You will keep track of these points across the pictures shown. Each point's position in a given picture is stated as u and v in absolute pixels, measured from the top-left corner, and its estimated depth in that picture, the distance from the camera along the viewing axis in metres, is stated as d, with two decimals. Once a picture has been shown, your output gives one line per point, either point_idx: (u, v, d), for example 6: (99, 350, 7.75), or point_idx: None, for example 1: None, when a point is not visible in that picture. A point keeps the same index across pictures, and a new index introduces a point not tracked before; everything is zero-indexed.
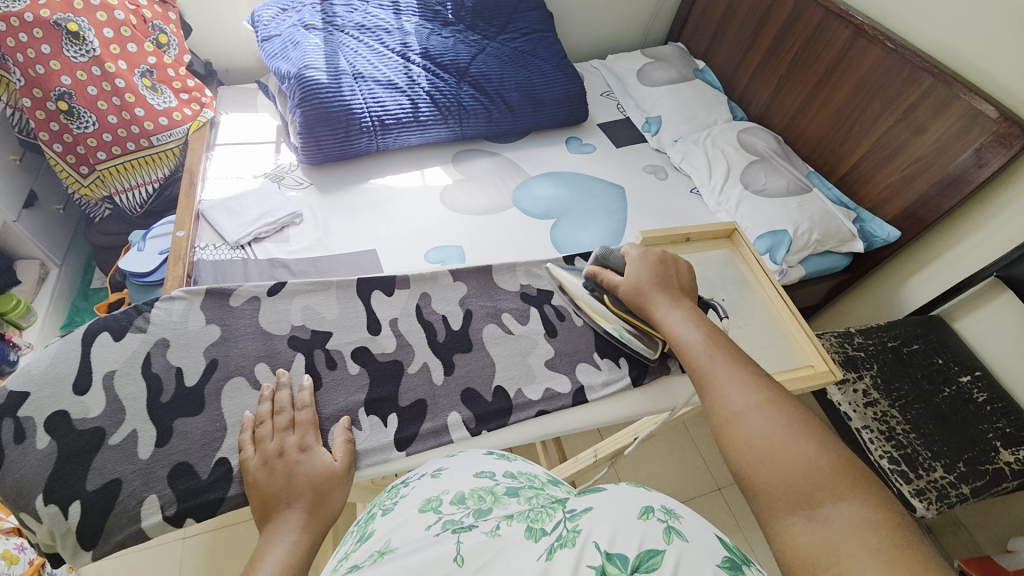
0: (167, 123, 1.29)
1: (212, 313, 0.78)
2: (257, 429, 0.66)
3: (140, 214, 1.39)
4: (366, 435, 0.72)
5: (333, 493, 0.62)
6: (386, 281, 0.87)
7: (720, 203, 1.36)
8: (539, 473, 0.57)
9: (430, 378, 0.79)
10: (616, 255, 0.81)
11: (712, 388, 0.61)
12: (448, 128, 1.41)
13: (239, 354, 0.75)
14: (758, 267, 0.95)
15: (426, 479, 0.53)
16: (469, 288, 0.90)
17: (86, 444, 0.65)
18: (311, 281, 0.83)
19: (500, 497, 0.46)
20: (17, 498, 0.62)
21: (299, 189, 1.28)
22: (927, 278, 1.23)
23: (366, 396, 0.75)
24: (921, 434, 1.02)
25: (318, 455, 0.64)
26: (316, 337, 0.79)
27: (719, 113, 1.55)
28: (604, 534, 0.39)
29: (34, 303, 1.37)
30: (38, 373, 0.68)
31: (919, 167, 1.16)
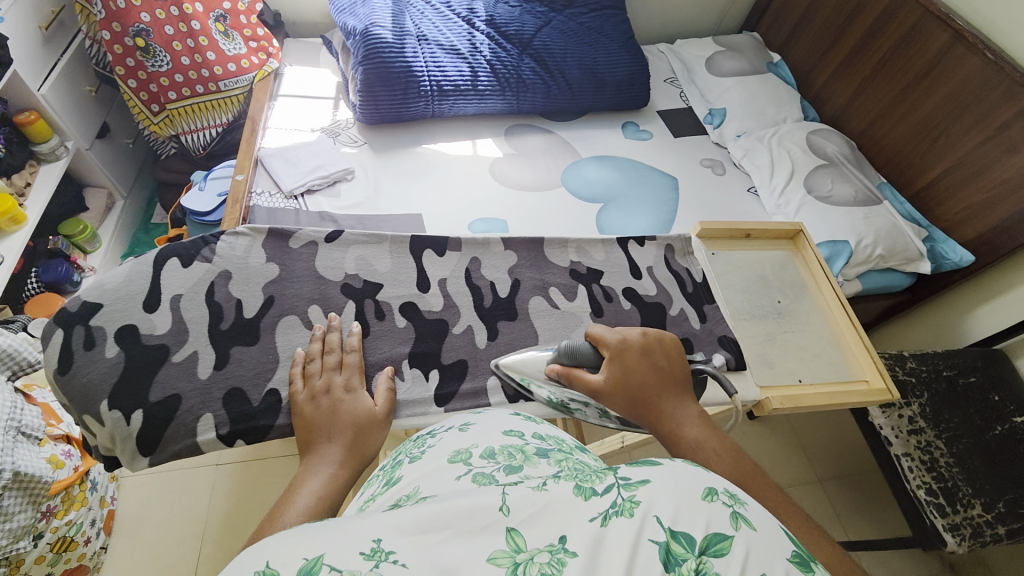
0: (235, 70, 1.32)
1: (272, 252, 0.80)
2: (306, 366, 0.70)
3: (202, 155, 1.44)
4: (407, 387, 0.74)
5: (373, 432, 0.65)
6: (438, 242, 0.87)
7: (779, 206, 1.29)
8: (566, 439, 0.56)
9: (473, 342, 0.79)
10: (584, 347, 0.71)
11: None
12: (504, 100, 1.39)
13: (294, 294, 0.77)
14: (820, 272, 0.90)
15: (454, 431, 0.55)
16: (519, 258, 0.89)
17: (152, 358, 0.69)
18: (366, 232, 0.84)
19: (531, 457, 0.47)
20: (86, 400, 0.67)
21: (354, 146, 1.29)
22: (993, 309, 1.15)
23: (410, 349, 0.77)
24: (965, 469, 0.96)
25: (360, 398, 0.68)
26: (367, 287, 0.80)
27: (790, 111, 1.47)
28: (667, 510, 0.36)
29: (100, 231, 1.46)
30: (112, 288, 0.73)
31: (1006, 190, 1.07)
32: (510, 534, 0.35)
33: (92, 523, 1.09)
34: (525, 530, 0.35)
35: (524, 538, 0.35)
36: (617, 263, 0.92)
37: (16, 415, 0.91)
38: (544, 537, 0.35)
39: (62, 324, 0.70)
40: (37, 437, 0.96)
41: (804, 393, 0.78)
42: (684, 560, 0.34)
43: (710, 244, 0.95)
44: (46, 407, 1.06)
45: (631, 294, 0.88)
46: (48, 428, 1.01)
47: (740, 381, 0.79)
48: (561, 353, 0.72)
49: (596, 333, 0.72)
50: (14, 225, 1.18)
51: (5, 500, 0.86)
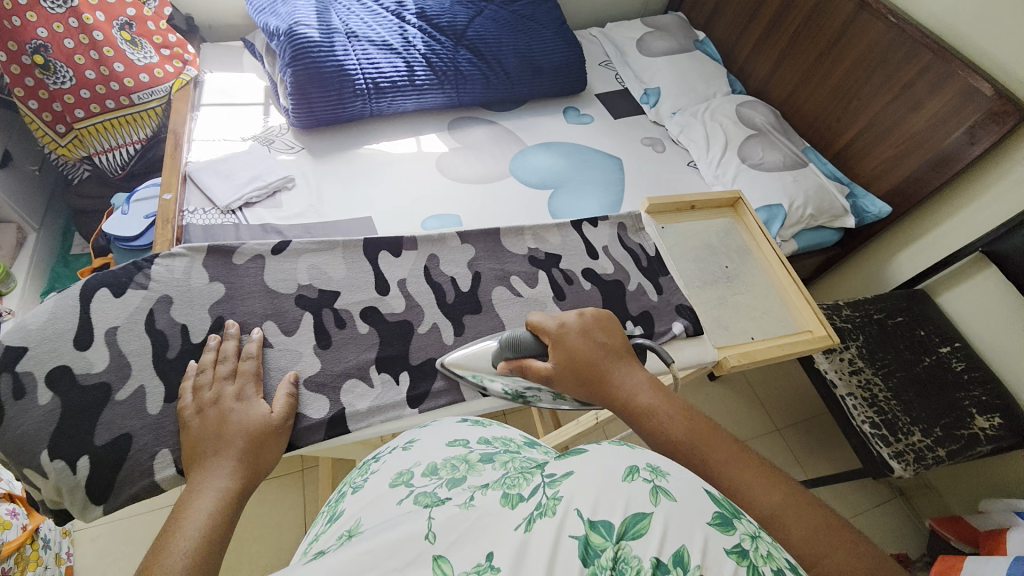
0: (149, 80, 1.23)
1: (216, 271, 0.76)
2: (197, 376, 0.64)
3: (121, 175, 1.34)
4: (377, 393, 0.72)
5: (269, 443, 0.61)
6: (393, 243, 0.85)
7: (717, 176, 1.35)
8: (515, 437, 0.62)
9: (441, 338, 0.79)
10: (525, 337, 0.69)
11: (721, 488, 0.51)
12: (443, 94, 1.37)
13: (245, 312, 0.73)
14: (760, 235, 0.96)
15: (398, 451, 0.59)
16: (477, 250, 0.89)
17: (92, 399, 0.64)
18: (316, 240, 0.81)
19: (475, 464, 0.51)
20: (21, 453, 0.60)
21: (290, 153, 1.23)
22: (912, 254, 1.27)
23: (376, 354, 0.75)
24: (901, 400, 1.06)
25: (255, 404, 0.63)
26: (324, 296, 0.78)
27: (718, 86, 1.54)
28: (586, 502, 0.39)
29: (13, 269, 1.32)
30: (36, 329, 0.66)
31: (914, 143, 1.17)
32: (437, 561, 0.37)
33: None
34: (451, 555, 0.38)
35: (451, 563, 0.37)
36: (573, 245, 0.93)
37: None
38: (472, 557, 0.37)
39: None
40: None
41: (760, 348, 0.83)
42: (603, 549, 0.37)
43: (659, 219, 0.99)
44: None
45: (590, 274, 0.90)
46: None
47: (698, 344, 0.83)
48: (505, 346, 0.69)
49: (535, 319, 0.69)
50: None
51: None
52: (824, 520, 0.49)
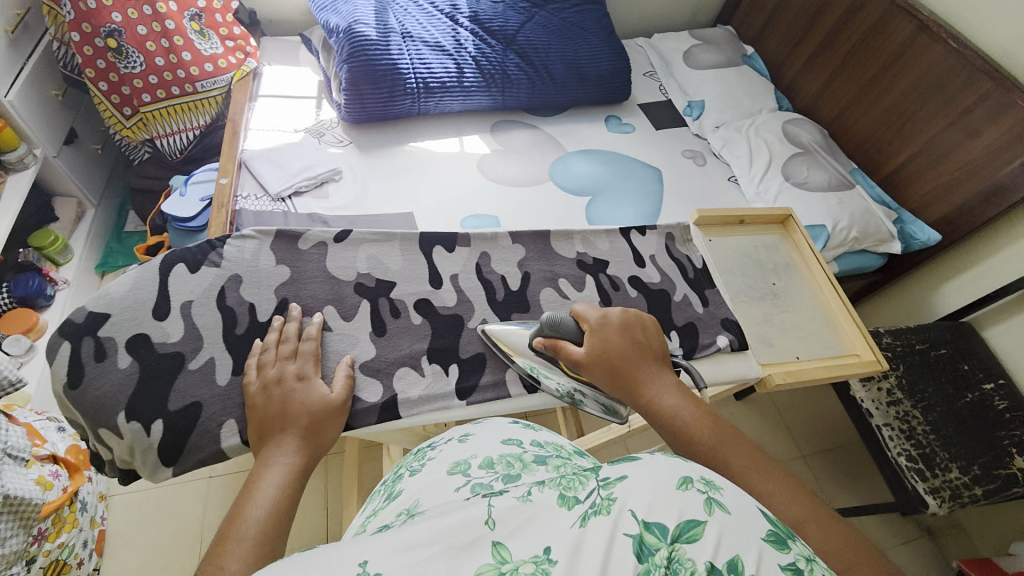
0: (212, 70, 1.29)
1: (282, 255, 0.79)
2: (262, 355, 0.66)
3: (179, 159, 1.39)
4: (428, 382, 0.75)
5: (329, 424, 0.63)
6: (447, 238, 0.87)
7: (759, 192, 1.33)
8: (564, 444, 0.70)
9: (489, 335, 0.80)
10: (568, 321, 0.71)
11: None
12: (490, 96, 1.39)
13: (308, 295, 0.76)
14: (809, 254, 0.95)
15: (453, 442, 0.68)
16: (527, 251, 0.89)
17: (168, 366, 0.68)
18: (376, 231, 0.83)
19: (527, 465, 0.58)
20: (102, 413, 0.64)
21: (339, 146, 1.27)
22: (959, 285, 1.23)
23: (428, 344, 0.77)
24: (940, 435, 1.03)
25: (315, 386, 0.65)
26: (380, 286, 0.80)
27: (765, 102, 1.52)
28: (641, 504, 0.40)
29: (71, 241, 1.40)
30: (120, 297, 0.71)
31: (969, 170, 1.14)
32: (497, 548, 0.39)
33: (84, 544, 1.07)
34: (510, 543, 0.39)
35: (510, 551, 0.38)
36: (621, 253, 0.93)
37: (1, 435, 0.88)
38: (530, 547, 0.38)
39: (70, 336, 0.67)
40: (23, 457, 0.92)
41: (804, 368, 0.82)
42: (657, 548, 0.38)
43: (707, 231, 0.98)
44: (28, 427, 1.02)
45: (636, 282, 0.90)
46: (34, 449, 0.98)
47: (742, 360, 0.83)
48: (546, 324, 0.72)
49: (579, 308, 0.72)
50: None
51: None
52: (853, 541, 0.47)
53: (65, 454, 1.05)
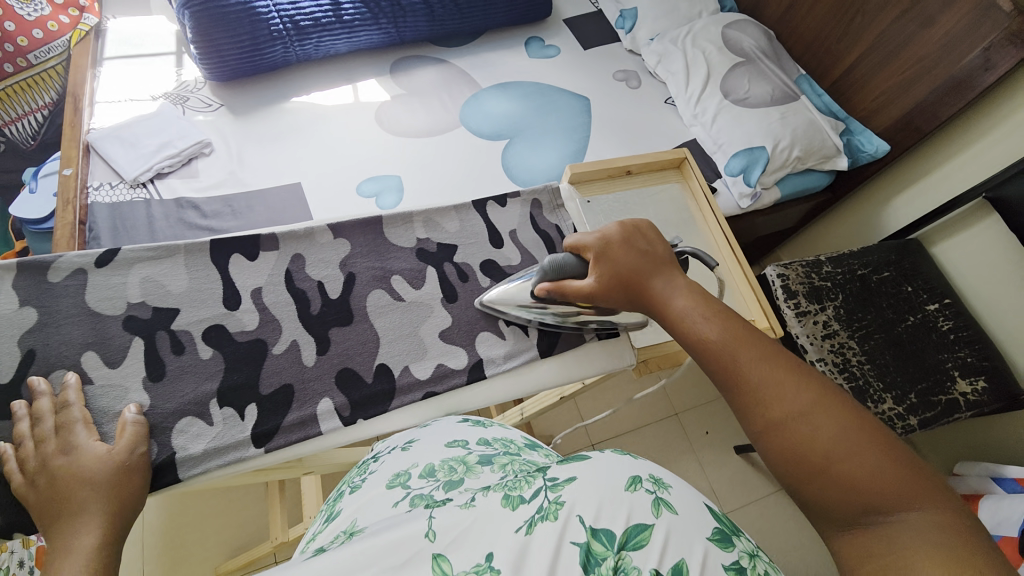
0: (43, 36, 1.11)
1: (26, 293, 0.64)
2: (18, 452, 0.55)
3: (34, 147, 1.23)
4: (216, 433, 0.63)
5: (123, 483, 0.54)
6: (247, 243, 0.73)
7: (696, 114, 1.19)
8: (514, 438, 0.67)
9: (300, 360, 0.68)
10: (569, 260, 0.68)
11: (745, 386, 0.50)
12: (381, 31, 1.19)
13: (61, 342, 0.63)
14: (706, 204, 0.84)
15: (396, 452, 0.62)
16: (352, 246, 0.77)
17: None
18: (151, 246, 0.69)
19: (472, 467, 0.55)
20: None
21: (207, 112, 1.10)
22: (909, 199, 1.13)
23: (218, 384, 0.65)
24: (876, 365, 0.98)
25: (88, 450, 0.55)
26: (159, 316, 0.67)
27: (703, 4, 1.31)
28: (588, 510, 0.43)
29: None
30: None
31: (923, 68, 1.00)
32: (436, 560, 0.40)
33: (20, 564, 0.97)
34: (450, 555, 0.41)
35: (450, 563, 0.40)
36: (472, 232, 0.82)
37: None
38: (471, 557, 0.40)
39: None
40: None
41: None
42: (604, 557, 0.41)
43: (587, 189, 0.87)
44: None
45: (490, 266, 0.80)
46: None
47: (613, 349, 0.78)
48: (548, 269, 0.68)
49: (574, 240, 0.68)
50: None
51: None
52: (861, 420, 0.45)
53: None
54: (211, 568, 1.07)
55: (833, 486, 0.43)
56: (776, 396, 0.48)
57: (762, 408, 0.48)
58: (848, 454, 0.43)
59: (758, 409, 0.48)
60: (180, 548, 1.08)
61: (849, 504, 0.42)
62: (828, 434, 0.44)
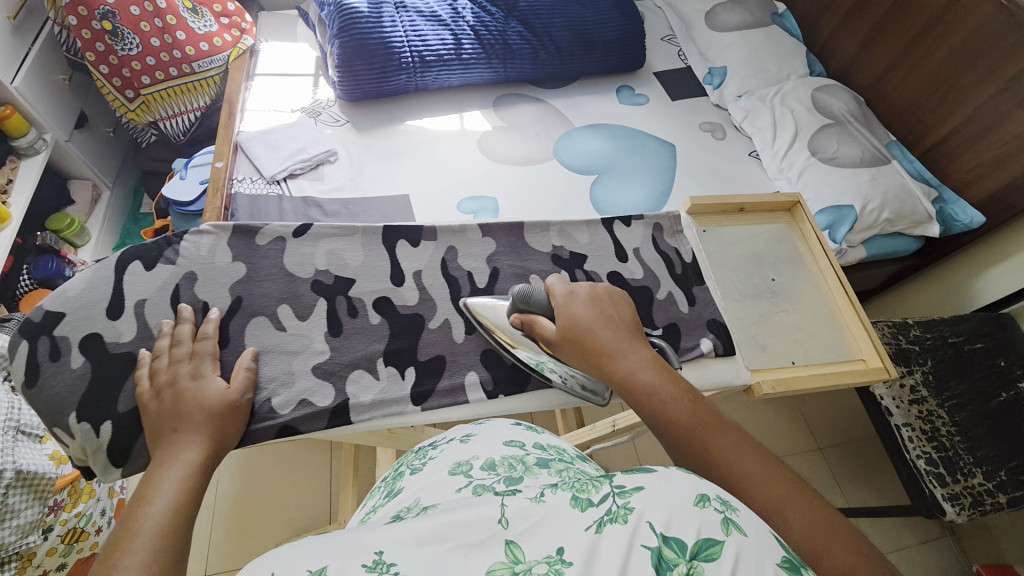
0: (208, 49, 1.27)
1: (239, 250, 0.74)
2: (153, 363, 0.61)
3: (183, 141, 1.41)
4: (381, 386, 0.70)
5: (226, 420, 0.59)
6: (412, 231, 0.81)
7: (781, 168, 1.23)
8: (568, 447, 0.63)
9: (450, 336, 0.75)
10: (538, 293, 0.69)
11: (715, 477, 0.50)
12: (490, 69, 1.31)
13: (262, 294, 0.71)
14: (817, 245, 0.86)
15: (455, 442, 0.62)
16: (497, 245, 0.83)
17: (119, 367, 0.64)
18: (339, 224, 0.78)
19: (532, 467, 0.52)
20: (50, 414, 0.61)
21: (335, 126, 1.24)
22: (1004, 273, 1.11)
23: (384, 346, 0.72)
24: (966, 437, 0.95)
25: (211, 383, 0.60)
26: (339, 283, 0.75)
27: (793, 67, 1.38)
28: (658, 516, 0.37)
29: (88, 224, 1.43)
30: (75, 295, 0.66)
31: (1019, 146, 1.01)
32: (509, 546, 0.37)
33: (103, 513, 1.03)
34: (523, 542, 0.37)
35: (522, 550, 0.37)
36: (601, 245, 0.87)
37: (14, 414, 0.89)
38: (543, 546, 0.37)
39: (27, 334, 0.64)
40: (39, 435, 0.92)
41: (799, 375, 0.75)
42: (676, 564, 0.35)
43: (702, 221, 0.91)
44: None
45: (615, 277, 0.83)
46: None
47: (729, 365, 0.77)
48: (517, 297, 0.70)
49: (550, 282, 0.70)
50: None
51: (9, 497, 0.83)
52: (828, 515, 0.46)
53: None
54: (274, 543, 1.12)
55: None
56: (743, 485, 0.49)
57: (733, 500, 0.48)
58: (822, 552, 0.43)
59: (729, 499, 0.48)
60: (249, 518, 1.14)
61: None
62: (802, 528, 0.45)
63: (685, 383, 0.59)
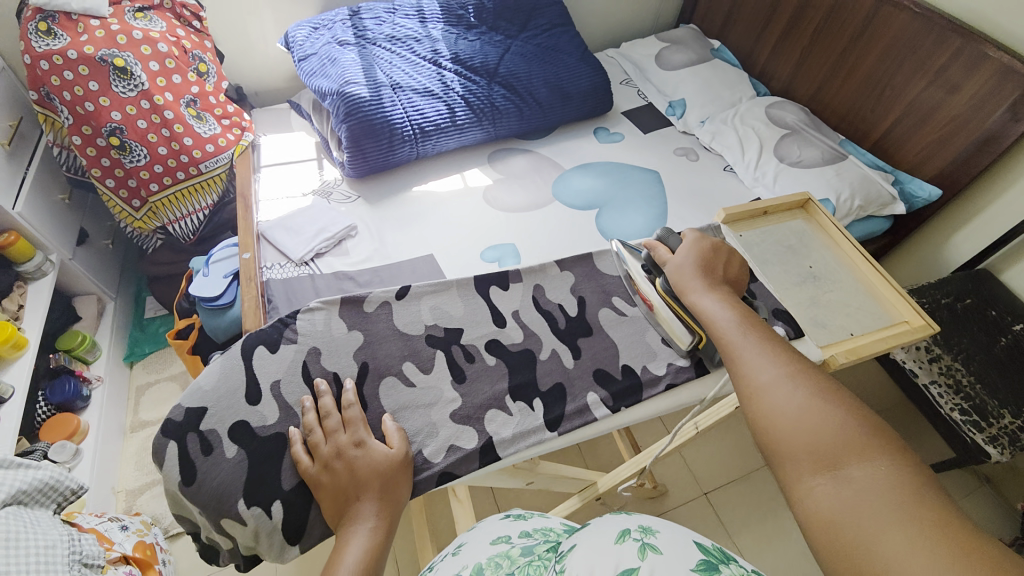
0: (214, 149, 1.29)
1: (352, 319, 0.76)
2: (309, 439, 0.62)
3: (192, 241, 1.41)
4: (517, 420, 0.72)
5: (398, 481, 0.60)
6: (500, 276, 0.86)
7: (756, 177, 1.38)
8: (554, 526, 0.65)
9: (562, 363, 0.79)
10: (674, 238, 0.82)
11: (739, 360, 0.62)
12: (482, 129, 1.43)
13: (385, 355, 0.73)
14: (836, 231, 0.99)
15: (448, 558, 0.60)
16: (577, 276, 0.90)
17: (273, 449, 0.63)
18: (434, 281, 0.82)
19: (516, 558, 0.54)
20: (218, 505, 0.61)
21: (348, 202, 1.30)
22: (967, 235, 1.27)
23: (509, 383, 0.75)
24: (986, 384, 1.05)
25: (375, 447, 0.61)
26: (450, 334, 0.78)
27: (743, 91, 1.58)
28: (583, 566, 0.45)
29: (97, 338, 1.39)
30: (211, 388, 0.66)
31: (956, 125, 1.18)
32: None
33: None
34: None
35: None
36: None
37: (75, 544, 0.79)
38: None
39: (172, 435, 0.63)
40: (99, 564, 0.82)
41: (863, 343, 0.84)
42: None
43: (735, 228, 1.00)
44: (94, 531, 0.92)
45: None
46: (105, 553, 0.89)
47: (801, 347, 0.83)
48: (659, 233, 0.84)
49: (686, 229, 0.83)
50: (17, 351, 1.09)
51: None
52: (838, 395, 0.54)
53: (135, 550, 0.97)
54: None
55: (796, 439, 0.52)
56: (763, 367, 0.60)
57: (750, 378, 0.60)
58: (814, 414, 0.53)
59: (746, 379, 0.60)
60: None
61: (811, 457, 0.50)
62: (801, 396, 0.55)
63: (745, 306, 0.70)
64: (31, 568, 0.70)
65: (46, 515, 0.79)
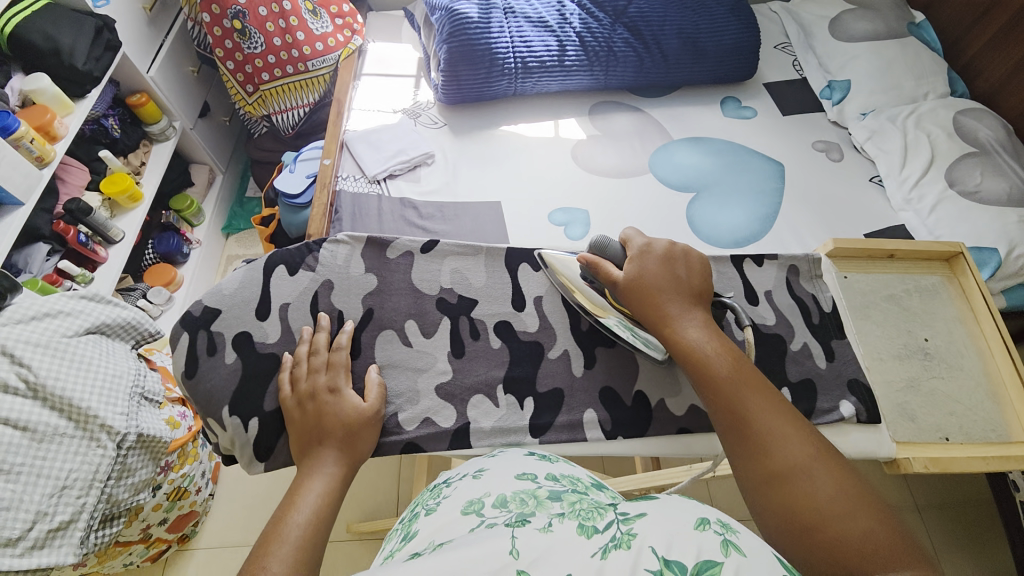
0: (322, 48, 1.32)
1: (371, 263, 0.76)
2: (294, 369, 0.66)
3: (291, 134, 1.49)
4: (501, 414, 0.70)
5: (365, 437, 0.64)
6: (535, 255, 0.80)
7: (909, 199, 1.11)
8: (581, 476, 0.57)
9: (569, 369, 0.74)
10: (614, 246, 0.71)
11: (754, 434, 0.56)
12: (591, 76, 1.29)
13: (392, 308, 0.74)
14: (981, 302, 0.81)
15: (467, 479, 0.56)
16: None
17: (265, 367, 0.68)
18: (463, 243, 0.78)
19: (543, 501, 0.47)
20: (208, 405, 0.68)
21: (433, 128, 1.27)
22: None
23: (504, 373, 0.72)
24: None
25: (348, 397, 0.64)
26: (462, 304, 0.76)
27: (931, 85, 1.24)
28: (660, 541, 0.40)
29: (204, 205, 1.56)
30: (229, 294, 0.72)
31: None
32: None
33: (202, 474, 1.15)
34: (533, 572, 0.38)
35: None
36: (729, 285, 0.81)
37: (140, 380, 0.92)
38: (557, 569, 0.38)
39: (187, 327, 0.70)
40: (158, 401, 0.96)
41: (953, 456, 0.71)
42: None
43: (842, 265, 0.86)
44: (163, 370, 1.09)
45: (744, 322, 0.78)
46: (167, 393, 1.03)
47: (871, 434, 0.73)
48: (593, 245, 0.72)
49: (626, 234, 0.72)
50: (132, 203, 1.28)
51: (130, 458, 0.88)
52: (856, 486, 0.52)
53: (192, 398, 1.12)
54: (346, 526, 1.23)
55: (824, 546, 0.49)
56: (780, 447, 0.55)
57: (767, 460, 0.54)
58: (841, 517, 0.50)
59: (762, 460, 0.55)
60: None
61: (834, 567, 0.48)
62: (827, 490, 0.52)
63: (734, 345, 0.63)
64: (95, 389, 0.83)
65: (125, 350, 0.93)
